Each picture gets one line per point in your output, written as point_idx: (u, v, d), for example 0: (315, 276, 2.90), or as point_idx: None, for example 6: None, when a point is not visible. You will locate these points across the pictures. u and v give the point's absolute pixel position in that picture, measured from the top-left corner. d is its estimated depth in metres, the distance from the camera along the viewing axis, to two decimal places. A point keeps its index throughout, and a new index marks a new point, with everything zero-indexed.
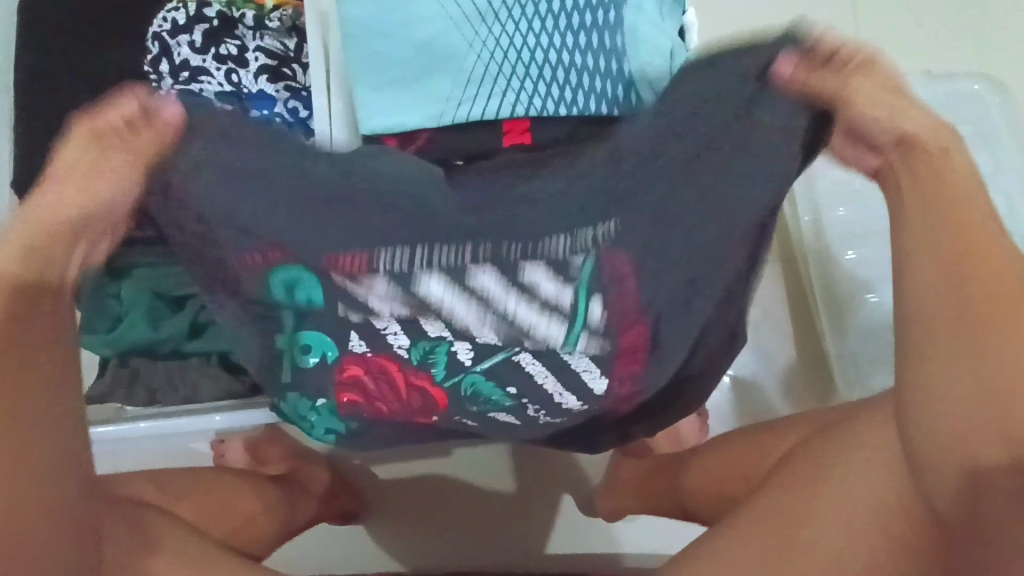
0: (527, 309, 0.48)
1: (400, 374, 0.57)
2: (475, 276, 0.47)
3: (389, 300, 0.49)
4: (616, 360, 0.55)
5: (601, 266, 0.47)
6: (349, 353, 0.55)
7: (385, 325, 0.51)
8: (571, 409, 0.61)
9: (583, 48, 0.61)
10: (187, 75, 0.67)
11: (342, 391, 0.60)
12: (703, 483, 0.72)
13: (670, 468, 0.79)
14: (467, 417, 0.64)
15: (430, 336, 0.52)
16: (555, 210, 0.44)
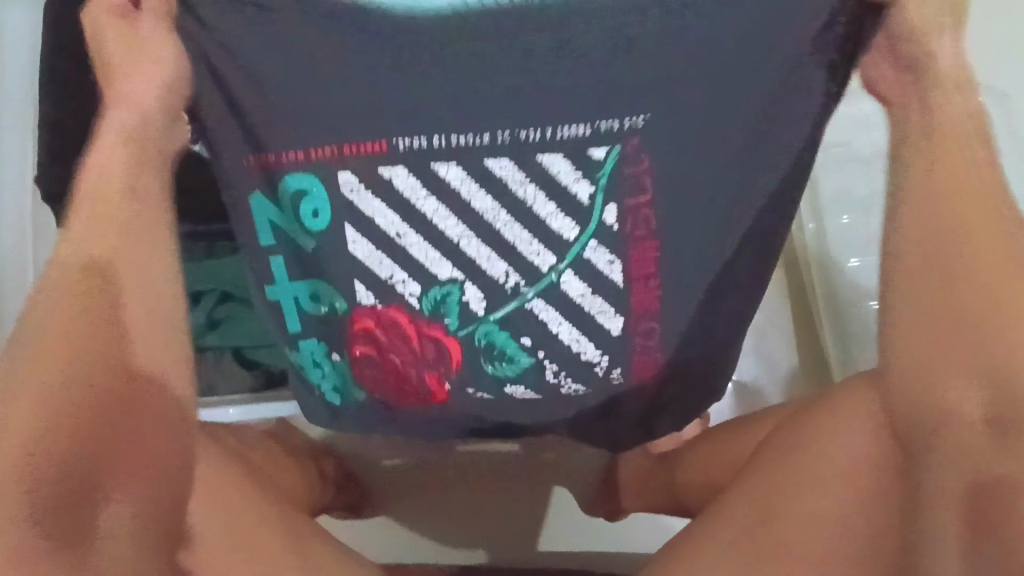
0: (549, 202, 0.51)
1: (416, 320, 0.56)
2: (500, 168, 0.50)
3: (407, 213, 0.51)
4: (633, 295, 0.54)
5: (626, 158, 0.50)
6: (358, 306, 0.55)
7: (388, 273, 0.53)
8: (592, 367, 0.57)
9: None
10: None
11: (352, 348, 0.57)
12: (700, 478, 0.72)
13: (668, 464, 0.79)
14: (482, 390, 0.59)
15: (439, 280, 0.53)
16: (582, 105, 0.48)
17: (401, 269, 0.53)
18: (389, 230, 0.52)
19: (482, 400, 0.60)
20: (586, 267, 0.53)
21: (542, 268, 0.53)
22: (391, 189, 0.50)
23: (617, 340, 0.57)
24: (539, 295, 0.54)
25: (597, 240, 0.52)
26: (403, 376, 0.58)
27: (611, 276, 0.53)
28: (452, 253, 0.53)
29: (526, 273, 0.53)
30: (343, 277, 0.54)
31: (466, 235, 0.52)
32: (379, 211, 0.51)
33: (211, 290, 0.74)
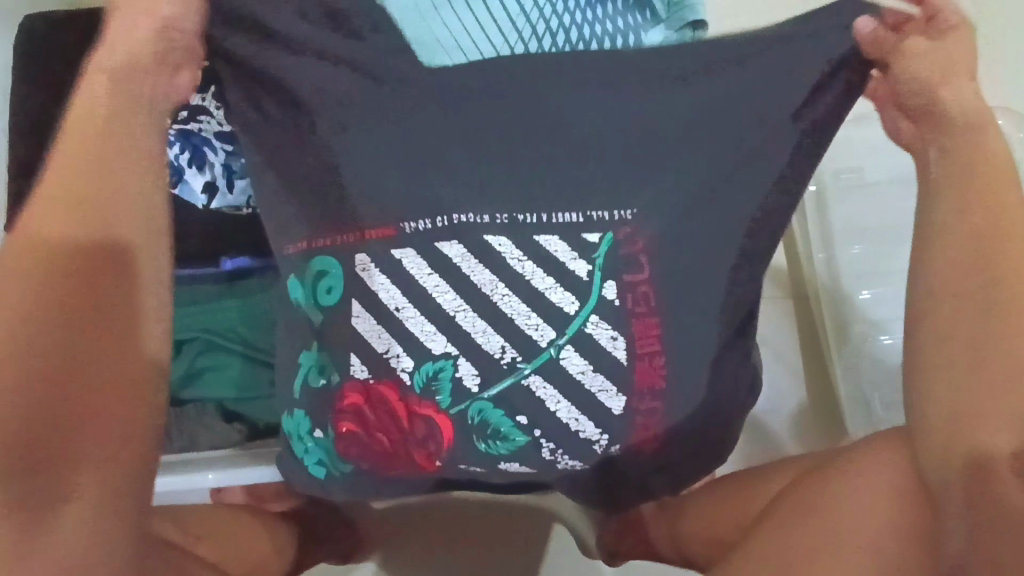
0: (538, 281, 0.51)
1: (400, 403, 0.52)
2: (500, 249, 0.50)
3: (402, 289, 0.51)
4: (635, 372, 0.52)
5: (619, 242, 0.50)
6: (351, 380, 0.53)
7: (385, 347, 0.52)
8: (591, 444, 0.54)
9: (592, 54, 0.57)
10: (186, 114, 0.65)
11: (339, 424, 0.54)
12: (706, 537, 0.70)
13: (668, 513, 0.77)
14: (475, 465, 0.55)
15: (434, 355, 0.52)
16: (580, 193, 0.50)
17: (396, 344, 0.52)
18: (389, 303, 0.51)
19: (475, 473, 0.56)
20: (587, 344, 0.51)
21: (540, 343, 0.51)
22: (397, 268, 0.51)
23: (615, 412, 0.53)
24: (535, 372, 0.51)
25: (598, 316, 0.51)
26: (393, 457, 0.54)
27: (614, 354, 0.52)
28: (461, 338, 0.51)
29: (525, 350, 0.51)
30: (341, 349, 0.53)
31: (464, 309, 0.51)
32: (383, 286, 0.51)
33: (193, 337, 0.66)
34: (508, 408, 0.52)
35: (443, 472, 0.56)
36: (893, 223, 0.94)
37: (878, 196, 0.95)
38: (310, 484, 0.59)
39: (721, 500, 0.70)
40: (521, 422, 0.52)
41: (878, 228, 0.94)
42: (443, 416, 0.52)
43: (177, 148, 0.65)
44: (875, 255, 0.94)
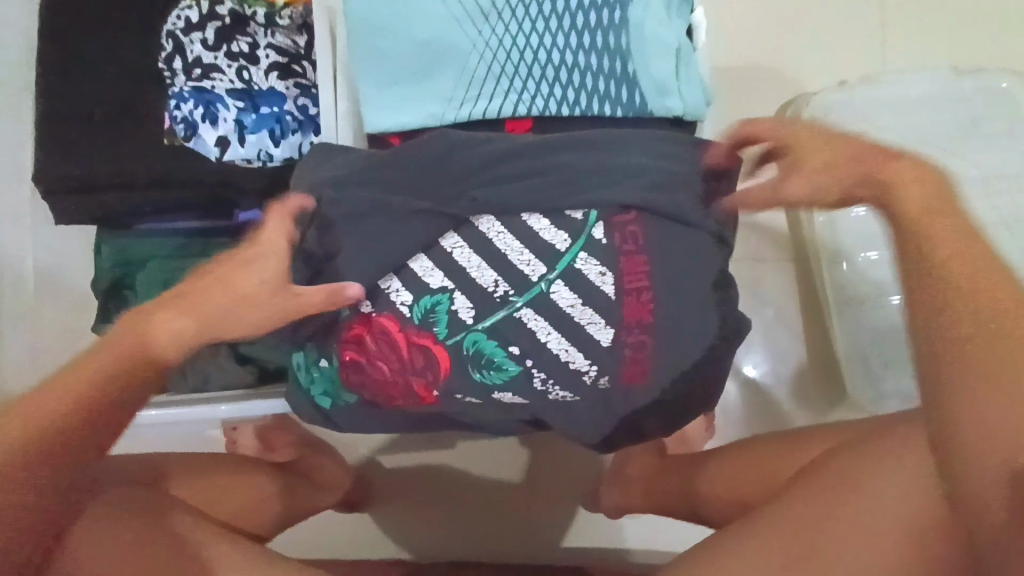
0: (533, 222, 0.54)
1: (399, 334, 0.55)
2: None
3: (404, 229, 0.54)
4: (623, 306, 0.54)
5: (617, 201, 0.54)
6: (356, 313, 0.56)
7: (386, 282, 0.55)
8: (581, 376, 0.56)
9: (587, 47, 0.60)
10: (200, 72, 0.68)
11: (342, 352, 0.57)
12: (719, 487, 0.73)
13: (683, 468, 0.80)
14: (471, 396, 0.57)
15: (432, 289, 0.55)
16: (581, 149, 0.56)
17: (396, 279, 0.55)
18: None
19: (470, 405, 0.59)
20: (576, 279, 0.54)
21: (532, 278, 0.54)
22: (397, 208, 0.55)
23: (604, 341, 0.55)
24: (527, 305, 0.54)
25: (586, 253, 0.54)
26: (392, 387, 0.57)
27: (603, 288, 0.54)
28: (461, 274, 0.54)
29: (517, 284, 0.54)
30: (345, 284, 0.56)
31: (461, 246, 0.55)
32: None
33: None
34: (501, 338, 0.55)
35: (441, 403, 0.58)
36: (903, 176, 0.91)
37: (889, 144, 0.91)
38: (315, 416, 0.63)
39: (746, 459, 0.72)
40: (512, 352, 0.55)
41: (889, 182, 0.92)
42: (439, 346, 0.55)
43: (191, 103, 0.68)
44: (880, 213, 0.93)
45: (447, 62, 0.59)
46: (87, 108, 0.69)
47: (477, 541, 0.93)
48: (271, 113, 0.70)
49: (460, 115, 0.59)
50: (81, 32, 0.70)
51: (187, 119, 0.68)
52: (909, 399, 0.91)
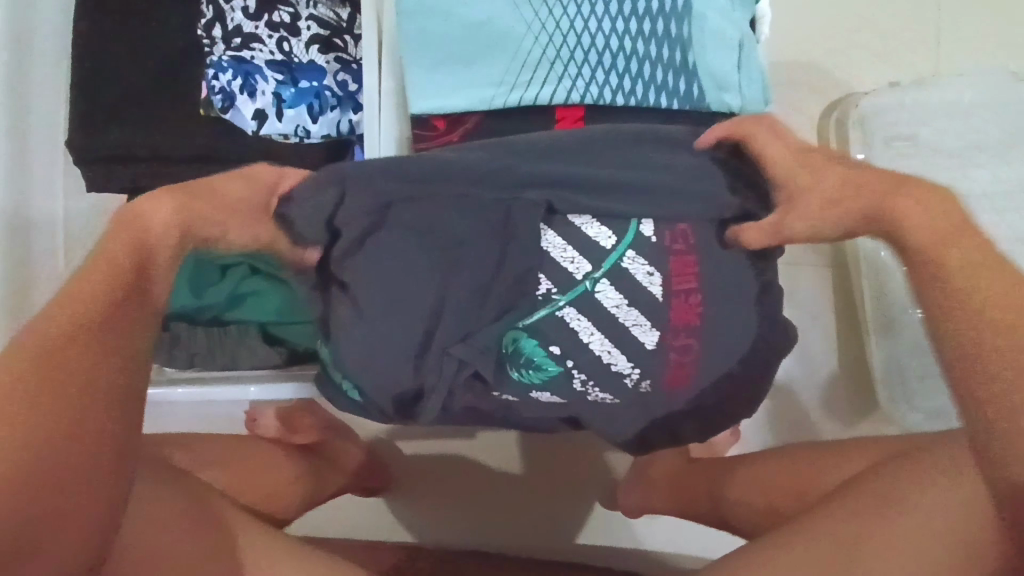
0: (580, 221, 0.50)
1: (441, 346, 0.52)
2: (531, 197, 0.49)
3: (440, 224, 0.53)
4: (670, 309, 0.52)
5: (658, 200, 0.51)
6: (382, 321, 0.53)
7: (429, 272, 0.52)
8: (622, 378, 0.54)
9: (647, 35, 0.57)
10: (239, 42, 0.67)
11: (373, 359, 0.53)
12: (750, 500, 0.71)
13: (712, 475, 0.79)
14: (507, 394, 0.55)
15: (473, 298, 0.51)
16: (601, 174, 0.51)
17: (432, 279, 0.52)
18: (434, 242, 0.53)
19: (507, 402, 0.57)
20: (622, 278, 0.51)
21: (576, 277, 0.51)
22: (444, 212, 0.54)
23: (652, 336, 0.53)
24: (570, 304, 0.51)
25: (634, 251, 0.51)
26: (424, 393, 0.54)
27: (650, 289, 0.51)
28: (483, 290, 0.50)
29: (560, 282, 0.51)
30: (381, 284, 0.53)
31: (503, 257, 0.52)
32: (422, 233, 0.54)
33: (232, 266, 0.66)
34: (540, 338, 0.52)
35: (477, 400, 0.57)
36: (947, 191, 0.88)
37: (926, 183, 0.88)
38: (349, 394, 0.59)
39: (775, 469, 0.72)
40: (554, 352, 0.52)
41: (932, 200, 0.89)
42: (478, 346, 0.51)
43: (229, 74, 0.66)
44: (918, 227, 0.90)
45: (499, 45, 0.57)
46: (121, 74, 0.67)
47: (485, 527, 0.92)
48: (310, 87, 0.68)
49: (510, 99, 0.57)
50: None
51: (225, 91, 0.65)
52: (935, 415, 0.89)
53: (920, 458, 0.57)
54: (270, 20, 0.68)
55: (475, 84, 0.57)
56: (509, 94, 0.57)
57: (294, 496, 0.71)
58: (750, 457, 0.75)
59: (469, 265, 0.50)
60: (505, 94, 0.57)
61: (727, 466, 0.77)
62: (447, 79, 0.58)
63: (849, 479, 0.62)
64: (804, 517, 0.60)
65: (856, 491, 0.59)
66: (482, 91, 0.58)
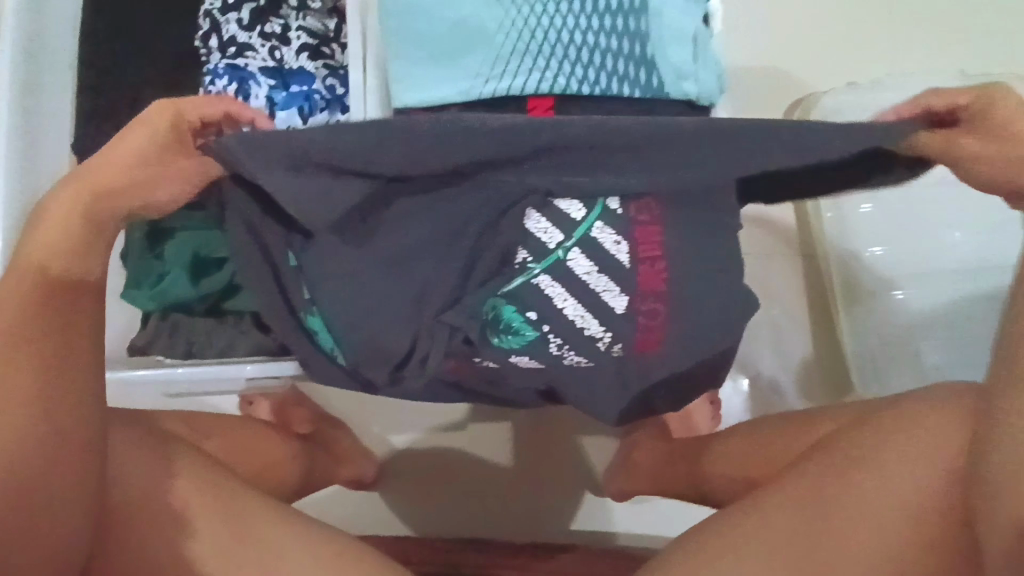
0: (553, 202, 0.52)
1: (421, 312, 0.55)
2: None
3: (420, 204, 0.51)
4: (636, 275, 0.56)
5: None
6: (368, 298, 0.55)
7: None
8: (595, 342, 0.58)
9: (608, 30, 0.62)
10: (234, 50, 0.73)
11: (361, 330, 0.56)
12: (727, 470, 0.74)
13: (690, 450, 0.81)
14: (489, 359, 0.59)
15: (454, 267, 0.53)
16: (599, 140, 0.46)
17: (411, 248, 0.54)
18: (415, 217, 0.52)
19: (489, 368, 0.61)
20: (593, 247, 0.55)
21: (550, 246, 0.54)
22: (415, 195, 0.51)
23: (620, 300, 0.57)
24: (544, 271, 0.55)
25: (603, 222, 0.54)
26: (409, 360, 0.58)
27: (617, 256, 0.55)
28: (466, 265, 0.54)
29: (536, 252, 0.54)
30: None
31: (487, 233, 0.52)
32: None
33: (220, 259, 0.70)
34: (516, 304, 0.56)
35: (462, 366, 0.61)
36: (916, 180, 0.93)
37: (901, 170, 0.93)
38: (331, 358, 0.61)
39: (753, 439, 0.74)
40: (530, 316, 0.56)
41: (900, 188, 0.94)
42: (459, 314, 0.55)
43: (225, 81, 0.71)
44: (883, 213, 0.94)
45: (472, 42, 0.63)
46: None
47: (474, 517, 0.94)
48: (300, 91, 0.73)
49: (485, 90, 0.62)
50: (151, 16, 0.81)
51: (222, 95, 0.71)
52: (958, 370, 0.88)
53: (882, 413, 0.60)
54: (265, 32, 0.73)
55: (452, 79, 0.63)
56: (483, 86, 0.62)
57: (291, 476, 0.73)
58: (728, 431, 0.78)
59: None
60: (479, 86, 0.62)
61: (706, 441, 0.80)
62: (426, 76, 0.63)
63: (816, 444, 0.64)
64: (777, 481, 0.63)
65: (819, 456, 0.61)
66: (458, 84, 0.63)
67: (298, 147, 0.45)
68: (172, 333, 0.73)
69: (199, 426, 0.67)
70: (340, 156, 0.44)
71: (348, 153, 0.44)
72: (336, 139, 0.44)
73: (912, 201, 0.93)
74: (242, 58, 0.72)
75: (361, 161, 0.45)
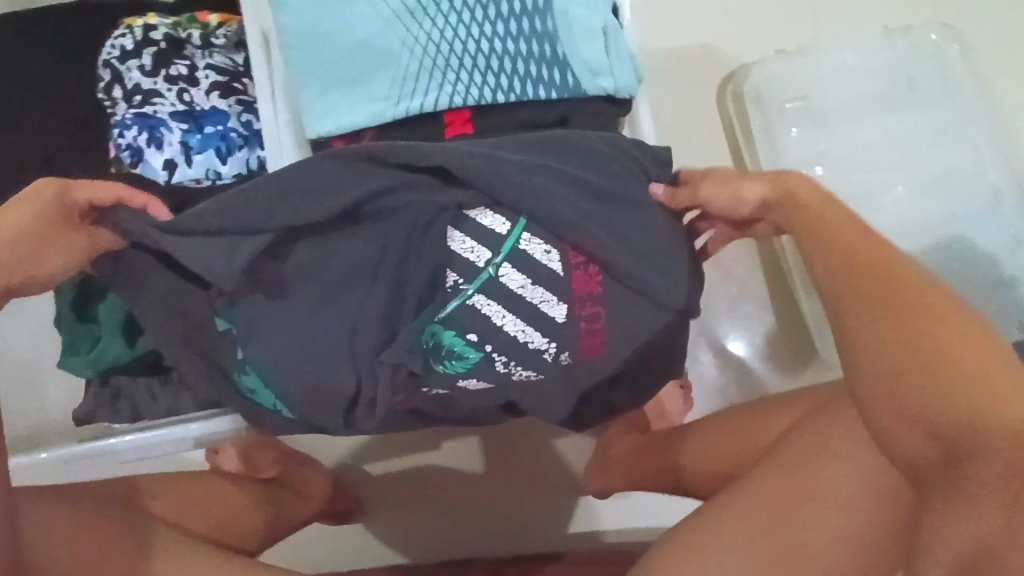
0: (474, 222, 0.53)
1: (357, 351, 0.53)
2: (440, 202, 0.52)
3: (341, 243, 0.52)
4: (572, 281, 0.55)
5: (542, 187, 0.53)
6: (298, 343, 0.53)
7: (336, 274, 0.53)
8: (541, 354, 0.57)
9: (515, 34, 0.62)
10: (140, 98, 0.69)
11: (299, 377, 0.54)
12: (698, 459, 0.73)
13: (664, 442, 0.80)
14: (437, 386, 0.58)
15: (382, 300, 0.52)
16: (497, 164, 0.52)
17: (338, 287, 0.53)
18: (338, 255, 0.52)
19: (440, 396, 0.59)
20: (523, 260, 0.54)
21: (478, 264, 0.54)
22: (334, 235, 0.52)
23: (560, 310, 0.56)
24: (478, 291, 0.54)
25: (529, 233, 0.54)
26: (354, 401, 0.56)
27: (550, 266, 0.55)
28: (398, 296, 0.53)
29: (465, 272, 0.54)
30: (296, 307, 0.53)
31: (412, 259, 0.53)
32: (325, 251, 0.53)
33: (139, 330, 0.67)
34: (454, 327, 0.55)
35: (411, 398, 0.59)
36: (855, 142, 0.92)
37: (839, 133, 0.92)
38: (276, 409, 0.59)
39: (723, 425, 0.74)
40: (471, 339, 0.55)
41: (842, 151, 0.92)
42: (396, 346, 0.53)
43: (134, 130, 0.69)
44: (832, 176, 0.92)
45: (379, 62, 0.61)
46: None
47: (460, 537, 0.92)
48: (216, 131, 0.71)
49: (398, 111, 0.61)
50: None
51: (132, 146, 0.68)
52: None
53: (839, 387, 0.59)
54: (170, 75, 0.70)
55: (363, 103, 0.61)
56: (395, 106, 0.60)
57: (254, 524, 0.71)
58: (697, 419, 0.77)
59: (378, 273, 0.53)
60: (392, 107, 0.61)
61: (678, 432, 0.79)
62: (336, 103, 0.62)
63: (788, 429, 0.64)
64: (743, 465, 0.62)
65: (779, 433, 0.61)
66: (370, 107, 0.61)
67: (226, 205, 0.49)
68: (115, 399, 0.70)
69: (153, 491, 0.65)
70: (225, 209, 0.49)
71: (273, 200, 0.50)
72: (261, 194, 0.50)
73: (853, 161, 0.92)
74: (152, 105, 0.69)
75: (285, 205, 0.50)
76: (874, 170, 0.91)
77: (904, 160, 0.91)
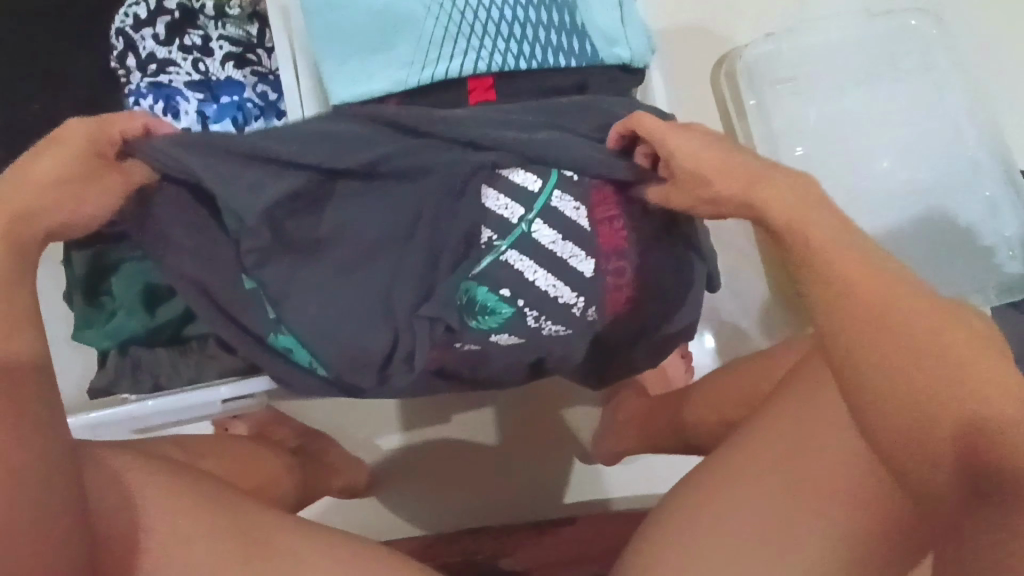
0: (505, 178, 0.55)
1: (395, 305, 0.54)
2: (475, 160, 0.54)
3: (373, 196, 0.54)
4: (598, 236, 0.57)
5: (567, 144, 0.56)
6: (337, 297, 0.54)
7: (374, 231, 0.54)
8: (570, 308, 0.59)
9: (535, 4, 0.64)
10: (155, 68, 0.70)
11: (335, 332, 0.55)
12: (707, 415, 0.77)
13: (672, 402, 0.83)
14: (469, 342, 0.59)
15: (419, 256, 0.54)
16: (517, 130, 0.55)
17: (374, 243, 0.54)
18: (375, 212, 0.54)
19: (470, 353, 0.61)
20: (554, 216, 0.56)
21: (512, 221, 0.55)
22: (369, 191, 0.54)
23: (588, 265, 0.58)
24: (511, 247, 0.56)
25: (560, 190, 0.56)
26: (390, 358, 0.57)
27: (579, 222, 0.56)
28: (434, 252, 0.54)
29: (499, 228, 0.55)
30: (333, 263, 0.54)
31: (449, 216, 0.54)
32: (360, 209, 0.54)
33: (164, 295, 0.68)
34: (488, 283, 0.56)
35: (443, 355, 0.60)
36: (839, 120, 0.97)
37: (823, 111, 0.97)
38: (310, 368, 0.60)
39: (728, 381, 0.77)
40: (505, 294, 0.57)
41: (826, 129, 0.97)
42: (434, 300, 0.54)
43: (150, 99, 0.69)
44: (817, 152, 0.96)
45: (403, 30, 0.62)
46: None
47: (473, 506, 0.94)
48: (232, 102, 0.71)
49: (423, 77, 0.61)
50: (78, 20, 0.94)
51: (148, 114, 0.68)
52: None
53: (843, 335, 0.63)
54: (186, 45, 0.70)
55: (388, 70, 0.62)
56: (420, 72, 0.61)
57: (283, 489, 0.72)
58: (703, 379, 0.81)
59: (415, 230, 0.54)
60: (416, 73, 0.61)
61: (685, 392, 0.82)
62: (361, 69, 0.63)
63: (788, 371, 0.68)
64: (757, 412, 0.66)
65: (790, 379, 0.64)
66: (394, 74, 0.62)
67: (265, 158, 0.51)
68: (133, 370, 0.69)
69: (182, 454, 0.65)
70: (265, 146, 0.51)
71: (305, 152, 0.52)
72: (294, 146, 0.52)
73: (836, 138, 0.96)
74: (167, 75, 0.69)
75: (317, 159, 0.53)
76: (857, 145, 0.96)
77: (884, 133, 0.96)
